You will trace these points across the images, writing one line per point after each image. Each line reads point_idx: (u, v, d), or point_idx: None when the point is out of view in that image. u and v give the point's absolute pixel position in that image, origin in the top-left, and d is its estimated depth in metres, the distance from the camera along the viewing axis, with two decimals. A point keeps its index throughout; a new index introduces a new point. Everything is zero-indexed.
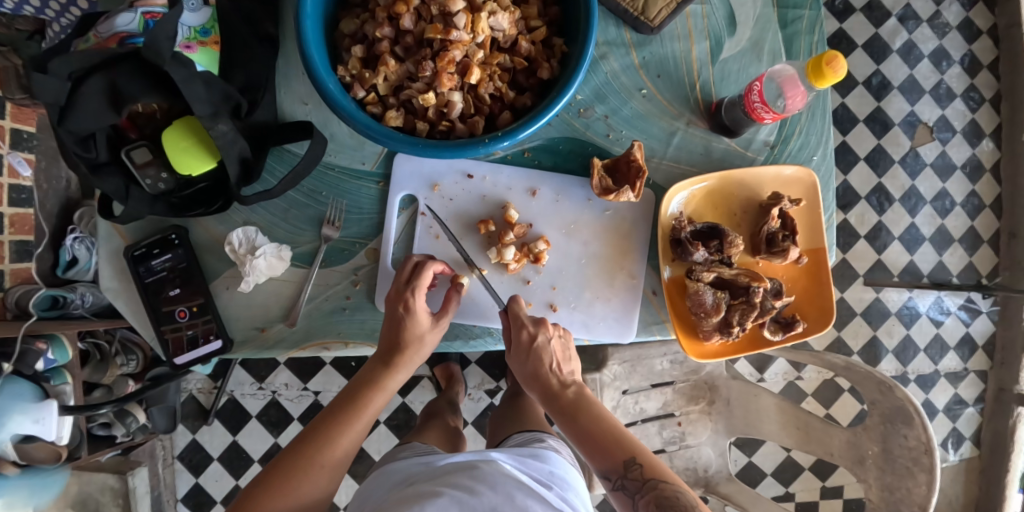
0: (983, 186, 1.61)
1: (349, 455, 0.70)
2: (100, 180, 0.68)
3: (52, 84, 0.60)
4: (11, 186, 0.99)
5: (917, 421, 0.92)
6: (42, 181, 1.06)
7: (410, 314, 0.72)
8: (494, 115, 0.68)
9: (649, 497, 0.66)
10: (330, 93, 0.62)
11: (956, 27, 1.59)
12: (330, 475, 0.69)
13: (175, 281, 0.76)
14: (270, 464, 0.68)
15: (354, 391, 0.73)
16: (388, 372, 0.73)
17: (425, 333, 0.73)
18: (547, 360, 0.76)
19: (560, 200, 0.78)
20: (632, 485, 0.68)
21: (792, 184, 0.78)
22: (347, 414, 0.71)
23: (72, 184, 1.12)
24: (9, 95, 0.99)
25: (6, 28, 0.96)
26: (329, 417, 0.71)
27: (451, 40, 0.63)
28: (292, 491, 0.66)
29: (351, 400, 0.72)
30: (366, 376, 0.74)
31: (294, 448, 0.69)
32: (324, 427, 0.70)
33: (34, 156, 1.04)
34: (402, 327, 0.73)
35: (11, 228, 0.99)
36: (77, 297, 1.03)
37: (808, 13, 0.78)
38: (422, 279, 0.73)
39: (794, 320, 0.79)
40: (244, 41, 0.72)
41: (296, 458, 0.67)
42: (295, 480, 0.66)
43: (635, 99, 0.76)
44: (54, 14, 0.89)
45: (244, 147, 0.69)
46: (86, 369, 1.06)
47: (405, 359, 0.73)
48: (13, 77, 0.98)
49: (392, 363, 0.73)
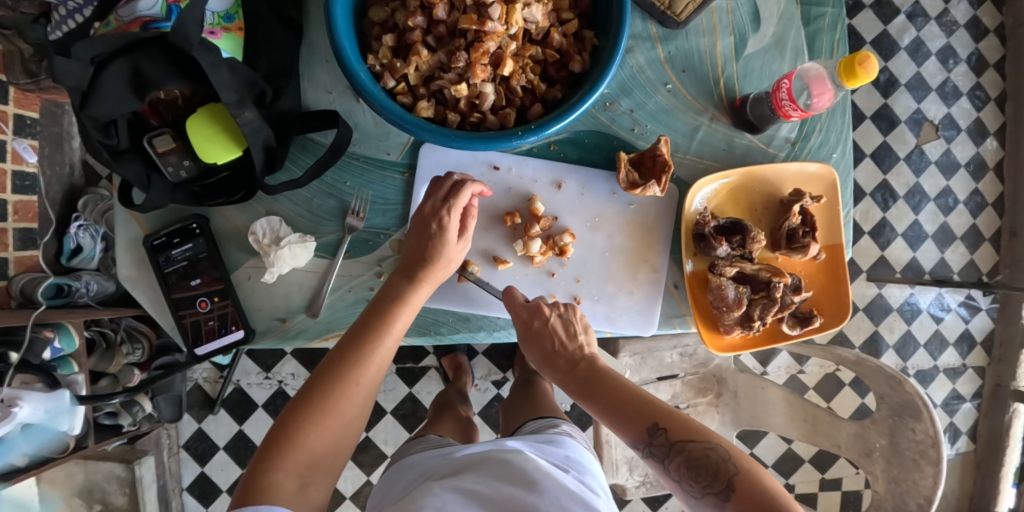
0: (986, 185, 1.63)
1: (380, 372, 0.68)
2: (120, 167, 0.67)
3: (75, 67, 0.59)
4: (13, 172, 0.99)
5: (925, 415, 0.94)
6: (47, 168, 1.06)
7: (443, 231, 0.71)
8: (525, 107, 0.69)
9: (679, 461, 0.63)
10: (361, 82, 0.62)
11: (964, 25, 1.60)
12: (365, 394, 0.66)
13: (196, 271, 0.75)
14: (300, 391, 0.65)
15: (379, 305, 0.69)
16: (412, 288, 0.70)
17: (454, 248, 0.72)
18: (557, 338, 0.73)
19: (585, 193, 0.78)
20: (659, 452, 0.64)
21: (813, 182, 0.79)
22: (371, 334, 0.67)
23: (76, 170, 1.12)
24: (13, 80, 0.97)
25: (11, 11, 0.90)
26: (353, 336, 0.67)
27: (486, 31, 0.64)
28: (330, 414, 0.64)
29: (374, 317, 0.69)
30: (387, 292, 0.70)
31: (321, 373, 0.65)
32: (353, 345, 0.67)
33: (38, 142, 1.04)
34: (434, 243, 0.71)
35: (15, 215, 0.99)
36: (82, 285, 1.01)
37: (830, 11, 0.79)
38: (460, 200, 0.71)
39: (812, 315, 0.79)
40: (268, 25, 0.71)
41: (326, 382, 0.65)
42: (333, 399, 0.64)
43: (660, 94, 0.77)
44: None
45: (270, 135, 0.68)
46: (92, 358, 1.05)
47: (432, 277, 0.71)
48: (18, 61, 0.97)
49: (416, 277, 0.71)
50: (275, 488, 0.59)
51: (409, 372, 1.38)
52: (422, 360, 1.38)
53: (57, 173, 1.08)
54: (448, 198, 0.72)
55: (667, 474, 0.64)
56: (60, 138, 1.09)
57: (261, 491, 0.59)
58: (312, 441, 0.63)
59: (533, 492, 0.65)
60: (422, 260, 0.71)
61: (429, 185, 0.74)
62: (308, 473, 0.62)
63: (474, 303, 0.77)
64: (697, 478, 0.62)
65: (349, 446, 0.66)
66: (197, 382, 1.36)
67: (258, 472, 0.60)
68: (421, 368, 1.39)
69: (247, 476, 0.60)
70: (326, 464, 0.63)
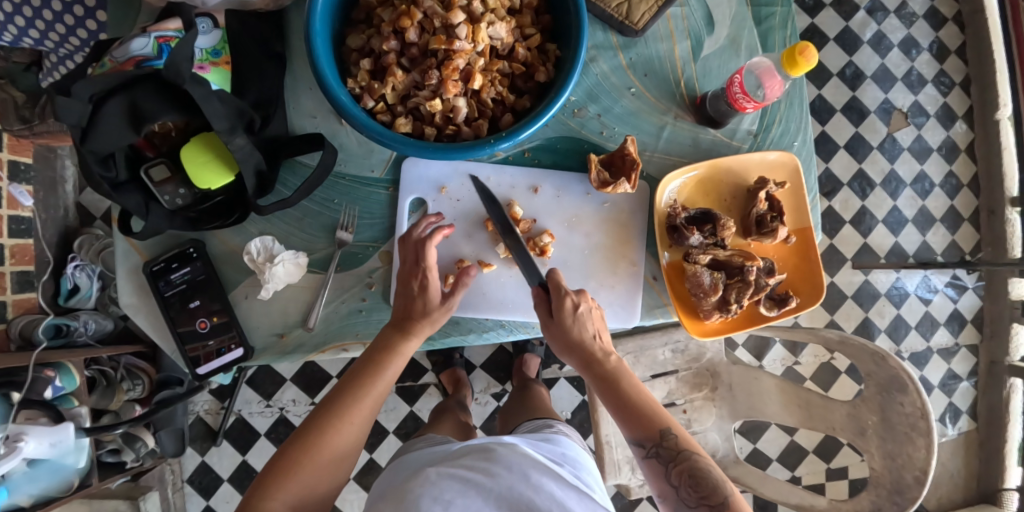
0: (960, 167, 1.68)
1: (373, 412, 0.73)
2: (120, 197, 0.69)
3: (76, 106, 0.61)
4: (11, 217, 1.02)
5: (911, 388, 0.98)
6: (42, 212, 1.12)
7: (426, 293, 0.75)
8: (497, 118, 0.73)
9: (683, 469, 0.73)
10: (342, 104, 0.67)
11: (922, 15, 1.67)
12: (358, 433, 0.71)
13: (196, 294, 0.77)
14: (302, 425, 0.70)
15: (374, 354, 0.73)
16: (404, 339, 0.74)
17: (438, 311, 0.75)
18: (588, 337, 0.78)
19: (561, 196, 0.82)
20: (667, 454, 0.75)
21: (777, 169, 0.83)
22: (365, 381, 0.72)
23: (70, 213, 1.19)
24: (8, 126, 1.02)
25: (4, 61, 1.00)
26: (355, 377, 0.72)
27: (454, 50, 0.69)
28: (324, 452, 0.69)
29: (369, 363, 0.73)
30: (380, 342, 0.74)
31: (319, 413, 0.70)
32: (352, 388, 0.72)
33: (32, 188, 1.08)
34: (417, 302, 0.75)
35: (12, 259, 1.03)
36: (80, 325, 1.09)
37: (780, 10, 0.84)
38: (431, 260, 0.74)
39: (787, 296, 0.83)
40: (254, 59, 0.77)
41: (323, 422, 0.70)
42: (328, 437, 0.69)
43: (625, 98, 0.81)
44: (53, 45, 0.89)
45: (260, 159, 0.71)
46: (94, 395, 1.10)
47: (418, 330, 0.74)
48: (12, 109, 1.02)
49: (409, 331, 0.74)
50: None
51: (409, 390, 1.41)
52: (421, 378, 1.42)
53: (52, 216, 1.15)
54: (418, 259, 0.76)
55: (666, 478, 0.75)
56: (54, 183, 1.16)
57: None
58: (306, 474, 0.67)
59: (530, 486, 0.68)
60: (411, 313, 0.74)
61: (399, 244, 0.77)
62: (302, 502, 0.67)
63: (463, 306, 0.80)
64: (695, 487, 0.73)
65: (338, 477, 0.71)
66: (198, 414, 1.38)
67: (257, 498, 0.65)
68: (421, 385, 1.42)
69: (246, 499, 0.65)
70: (319, 494, 0.69)
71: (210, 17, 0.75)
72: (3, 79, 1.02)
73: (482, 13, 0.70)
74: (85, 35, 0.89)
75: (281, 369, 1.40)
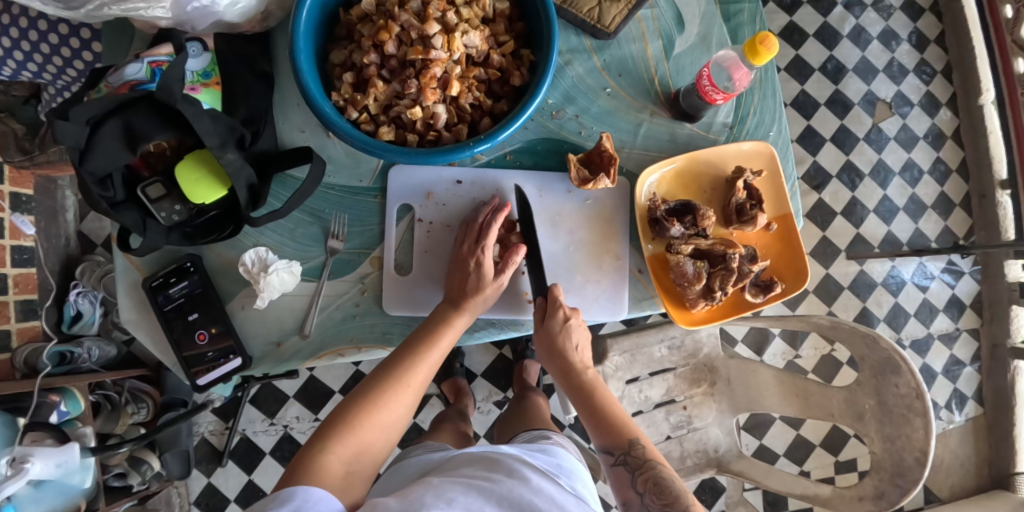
0: (947, 153, 1.70)
1: (425, 382, 0.75)
2: (119, 215, 0.72)
3: (74, 128, 0.64)
4: (12, 246, 1.07)
5: (905, 369, 0.99)
6: (44, 240, 1.18)
7: (480, 269, 0.78)
8: (475, 122, 0.76)
9: (648, 476, 0.76)
10: (326, 115, 0.70)
11: (900, 7, 1.70)
12: (412, 399, 0.73)
13: (194, 307, 0.79)
14: (364, 385, 0.72)
15: (429, 326, 0.77)
16: (456, 312, 0.78)
17: (490, 284, 0.79)
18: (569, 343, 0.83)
19: (544, 195, 0.84)
20: (634, 463, 0.77)
21: (753, 158, 0.85)
22: (421, 346, 0.75)
23: (71, 241, 1.25)
24: (9, 158, 1.06)
25: (4, 95, 1.05)
26: (407, 344, 0.76)
27: (431, 59, 0.72)
28: (382, 410, 0.70)
29: (423, 334, 0.76)
30: (434, 316, 0.78)
31: (379, 375, 0.73)
32: (406, 354, 0.75)
33: (33, 218, 1.13)
34: (472, 278, 0.79)
35: (16, 288, 1.08)
36: (84, 351, 1.14)
37: (748, 6, 0.86)
38: (491, 236, 0.79)
39: (772, 282, 0.85)
40: (242, 77, 0.80)
41: (383, 384, 0.72)
42: (387, 395, 0.71)
43: (601, 98, 0.84)
44: (51, 77, 0.93)
45: (251, 174, 0.74)
46: (99, 419, 1.12)
47: (471, 303, 0.78)
48: (12, 141, 1.06)
49: (460, 305, 0.78)
50: (325, 471, 0.64)
51: None
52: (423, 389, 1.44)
53: (54, 245, 1.20)
54: (479, 238, 0.81)
55: (631, 486, 0.77)
56: (54, 212, 1.21)
57: (313, 465, 0.64)
58: (364, 430, 0.69)
59: (530, 489, 0.70)
60: (463, 289, 0.79)
61: (460, 229, 0.83)
62: (354, 461, 0.67)
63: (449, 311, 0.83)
64: (659, 494, 0.75)
65: (389, 441, 0.71)
66: (203, 436, 1.40)
67: (314, 452, 0.66)
68: (423, 397, 1.44)
69: (303, 453, 0.66)
70: (371, 456, 0.69)
71: (199, 41, 0.78)
72: (4, 113, 1.06)
73: (456, 23, 0.73)
74: (81, 67, 0.92)
75: (283, 387, 1.42)
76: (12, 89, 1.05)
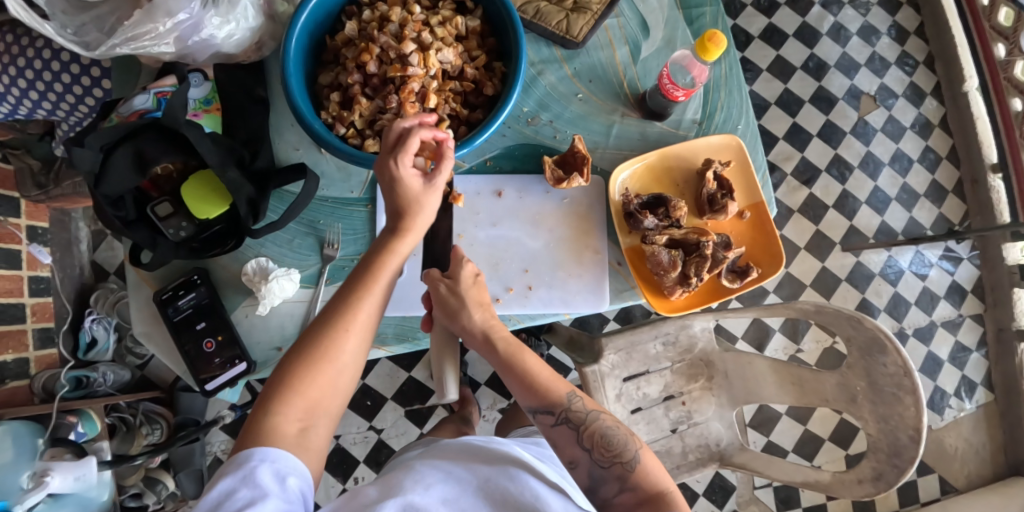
0: (936, 141, 1.72)
1: (373, 316, 0.71)
2: (132, 232, 0.79)
3: (89, 154, 0.71)
4: (30, 277, 1.16)
5: (890, 347, 1.01)
6: (60, 270, 1.26)
7: (401, 183, 0.71)
8: (454, 131, 0.82)
9: (594, 427, 0.76)
10: (316, 131, 0.76)
11: (877, 3, 1.75)
12: (359, 338, 0.70)
13: (201, 317, 0.85)
14: (304, 337, 0.69)
15: (369, 260, 0.73)
16: (396, 238, 0.73)
17: (424, 195, 0.72)
18: (478, 308, 0.80)
19: (524, 196, 0.89)
20: (576, 417, 0.77)
21: (722, 150, 0.90)
22: (360, 283, 0.71)
23: (86, 270, 1.34)
24: (26, 193, 1.16)
25: (21, 133, 1.11)
26: (347, 282, 0.72)
27: (408, 75, 0.78)
28: (328, 359, 0.68)
29: (363, 270, 0.72)
30: (374, 247, 0.73)
31: (319, 324, 0.69)
32: (345, 295, 0.71)
33: (50, 248, 1.23)
34: (399, 194, 0.71)
35: (34, 316, 1.16)
36: (99, 376, 1.23)
37: (710, 9, 0.91)
38: (410, 144, 0.70)
39: (748, 267, 0.88)
40: (240, 104, 0.88)
41: (325, 332, 0.69)
42: (329, 343, 0.68)
43: (573, 103, 0.89)
44: (64, 114, 1.01)
45: (251, 190, 0.81)
46: (115, 441, 1.21)
47: (409, 226, 0.72)
48: (28, 176, 1.15)
49: (397, 230, 0.73)
50: (277, 432, 0.64)
51: (418, 413, 1.49)
52: (428, 400, 1.49)
53: (68, 274, 1.28)
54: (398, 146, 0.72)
55: (577, 442, 0.76)
56: (69, 243, 1.30)
57: (264, 432, 0.64)
58: (314, 385, 0.67)
59: (507, 476, 0.72)
60: (397, 210, 0.72)
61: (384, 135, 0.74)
62: (309, 415, 0.67)
63: None
64: (607, 446, 0.75)
65: (346, 386, 0.70)
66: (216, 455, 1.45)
67: (262, 416, 0.65)
68: (429, 407, 1.49)
69: (251, 419, 0.65)
70: (325, 405, 0.68)
71: (200, 72, 0.87)
72: (21, 149, 1.14)
73: (431, 42, 0.80)
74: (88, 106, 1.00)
75: None
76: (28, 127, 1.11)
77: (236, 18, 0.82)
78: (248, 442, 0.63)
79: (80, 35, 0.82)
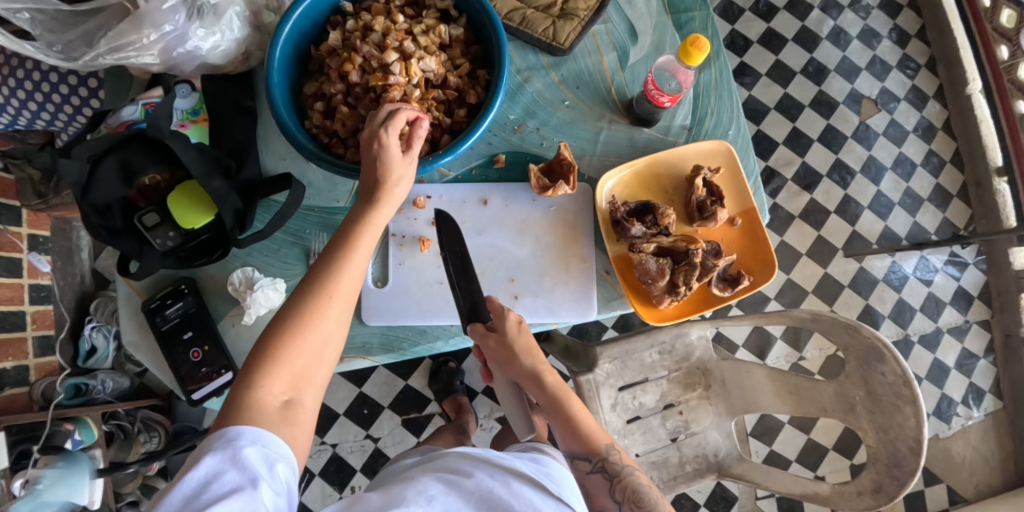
0: (939, 144, 1.69)
1: (355, 282, 0.67)
2: (117, 243, 0.79)
3: (76, 165, 0.73)
4: (31, 284, 1.16)
5: (888, 356, 0.99)
6: (60, 278, 1.26)
7: (385, 154, 0.70)
8: (437, 139, 0.82)
9: (626, 483, 0.83)
10: (300, 142, 0.76)
11: (877, 6, 1.73)
12: (341, 306, 0.66)
13: (188, 326, 0.84)
14: (281, 309, 0.64)
15: (344, 228, 0.69)
16: (373, 208, 0.70)
17: (402, 166, 0.71)
18: (526, 349, 0.82)
19: (509, 204, 0.89)
20: (610, 470, 0.83)
21: (712, 156, 0.88)
22: (338, 250, 0.67)
23: (86, 278, 1.33)
24: (26, 202, 1.15)
25: (20, 143, 1.11)
26: (324, 251, 0.68)
27: (390, 84, 0.78)
28: (309, 329, 0.63)
29: (339, 238, 0.68)
30: (348, 217, 0.69)
31: (295, 297, 0.65)
32: (322, 264, 0.66)
33: (51, 257, 1.23)
34: (380, 164, 0.70)
35: (34, 324, 1.16)
36: (98, 383, 1.26)
37: (699, 14, 0.90)
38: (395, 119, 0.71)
39: (739, 275, 0.87)
40: (227, 114, 0.88)
41: (302, 302, 0.64)
42: (308, 314, 0.64)
43: (560, 110, 0.89)
44: (62, 124, 1.01)
45: (237, 201, 0.80)
46: (112, 449, 1.22)
47: (387, 195, 0.70)
48: (29, 185, 1.15)
49: (374, 198, 0.70)
50: (259, 407, 0.60)
51: (415, 421, 1.48)
52: (425, 409, 1.48)
53: (68, 283, 1.28)
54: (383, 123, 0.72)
55: (608, 492, 0.83)
56: (70, 251, 1.29)
57: (245, 406, 0.60)
58: (293, 358, 0.62)
59: (510, 491, 0.71)
60: (374, 179, 0.70)
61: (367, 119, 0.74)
62: (295, 386, 0.63)
63: (417, 314, 0.87)
64: (636, 502, 0.82)
65: (330, 358, 0.66)
66: None
67: (243, 392, 0.60)
68: (426, 416, 1.48)
69: (231, 396, 0.61)
70: (310, 377, 0.64)
71: (187, 83, 0.87)
72: (22, 159, 1.13)
73: (414, 51, 0.79)
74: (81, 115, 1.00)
75: None
76: (29, 138, 1.11)
77: (221, 29, 0.82)
78: (229, 420, 0.59)
79: (67, 50, 0.80)
